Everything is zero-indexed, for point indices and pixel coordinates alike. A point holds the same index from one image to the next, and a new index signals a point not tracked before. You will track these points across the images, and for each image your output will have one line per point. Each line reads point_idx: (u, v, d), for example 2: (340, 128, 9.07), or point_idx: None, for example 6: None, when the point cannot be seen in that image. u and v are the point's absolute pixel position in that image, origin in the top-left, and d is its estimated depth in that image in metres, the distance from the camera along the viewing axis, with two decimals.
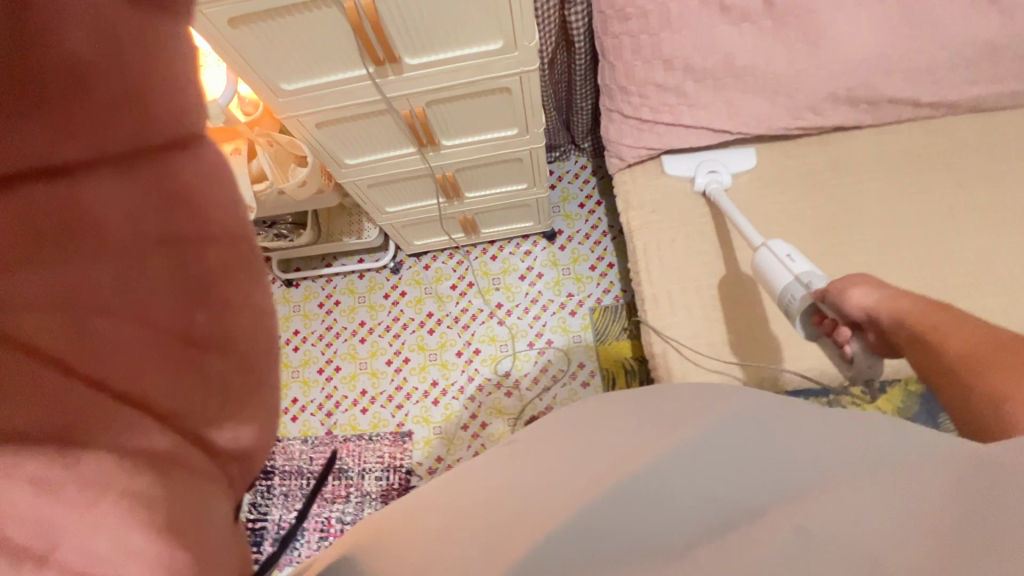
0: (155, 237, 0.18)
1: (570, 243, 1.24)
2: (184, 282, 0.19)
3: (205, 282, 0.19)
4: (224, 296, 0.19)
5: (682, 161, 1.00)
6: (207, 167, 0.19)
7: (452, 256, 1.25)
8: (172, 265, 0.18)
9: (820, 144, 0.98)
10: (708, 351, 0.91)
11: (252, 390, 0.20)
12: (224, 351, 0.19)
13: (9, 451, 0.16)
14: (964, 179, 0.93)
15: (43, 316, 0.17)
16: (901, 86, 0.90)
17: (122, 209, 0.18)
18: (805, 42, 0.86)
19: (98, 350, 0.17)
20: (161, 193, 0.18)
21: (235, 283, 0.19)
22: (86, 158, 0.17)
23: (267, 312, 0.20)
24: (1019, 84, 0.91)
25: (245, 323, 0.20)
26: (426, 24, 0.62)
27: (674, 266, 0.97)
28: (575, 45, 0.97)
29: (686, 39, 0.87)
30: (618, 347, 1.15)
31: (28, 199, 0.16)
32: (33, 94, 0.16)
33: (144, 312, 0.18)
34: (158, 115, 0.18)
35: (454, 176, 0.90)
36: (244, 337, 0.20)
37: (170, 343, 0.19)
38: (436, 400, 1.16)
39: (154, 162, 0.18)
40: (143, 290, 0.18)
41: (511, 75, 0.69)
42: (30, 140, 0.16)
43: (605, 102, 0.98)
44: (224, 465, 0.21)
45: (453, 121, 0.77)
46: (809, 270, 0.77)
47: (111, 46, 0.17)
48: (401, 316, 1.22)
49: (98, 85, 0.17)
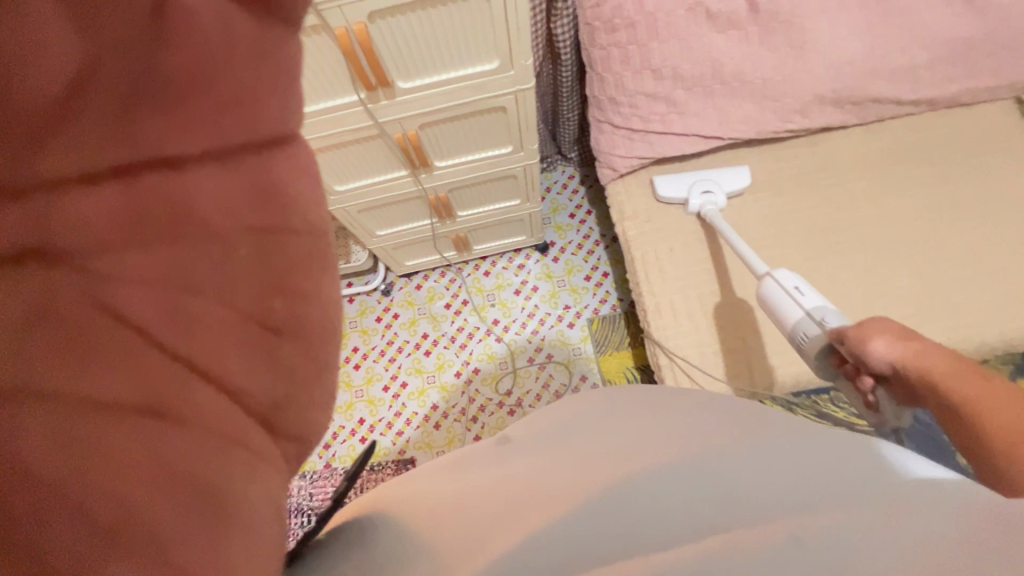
0: (244, 226, 0.25)
1: (563, 254, 1.30)
2: (265, 267, 0.25)
3: (281, 270, 0.25)
4: (296, 286, 0.26)
5: (674, 182, 1.00)
6: (289, 172, 0.26)
7: (444, 275, 1.31)
8: (255, 249, 0.25)
9: (808, 144, 1.02)
10: (714, 361, 0.91)
11: (316, 349, 0.27)
12: (296, 321, 0.26)
13: (126, 397, 0.22)
14: (947, 174, 0.97)
15: (156, 281, 0.23)
16: (884, 86, 0.93)
17: (219, 205, 0.24)
18: (791, 47, 0.88)
19: (198, 318, 0.24)
20: (254, 189, 0.25)
21: (303, 274, 0.26)
22: (196, 158, 0.24)
23: (325, 305, 0.27)
24: (993, 79, 0.95)
25: (308, 314, 0.26)
26: (419, 48, 0.60)
27: (671, 273, 0.98)
28: (562, 57, 0.98)
29: (675, 48, 0.87)
30: (619, 357, 1.20)
31: (151, 187, 0.23)
32: (170, 106, 0.24)
33: (231, 294, 0.24)
34: (256, 126, 0.25)
35: (446, 197, 0.93)
36: (306, 325, 0.26)
37: (250, 326, 0.25)
38: (436, 424, 1.20)
39: (250, 162, 0.25)
40: (231, 271, 0.25)
41: (507, 93, 0.68)
42: (162, 139, 0.23)
43: (595, 113, 0.99)
44: (281, 445, 0.26)
45: (446, 141, 0.78)
46: (819, 307, 0.75)
47: (225, 71, 0.24)
48: (395, 339, 1.27)
49: (213, 101, 0.24)
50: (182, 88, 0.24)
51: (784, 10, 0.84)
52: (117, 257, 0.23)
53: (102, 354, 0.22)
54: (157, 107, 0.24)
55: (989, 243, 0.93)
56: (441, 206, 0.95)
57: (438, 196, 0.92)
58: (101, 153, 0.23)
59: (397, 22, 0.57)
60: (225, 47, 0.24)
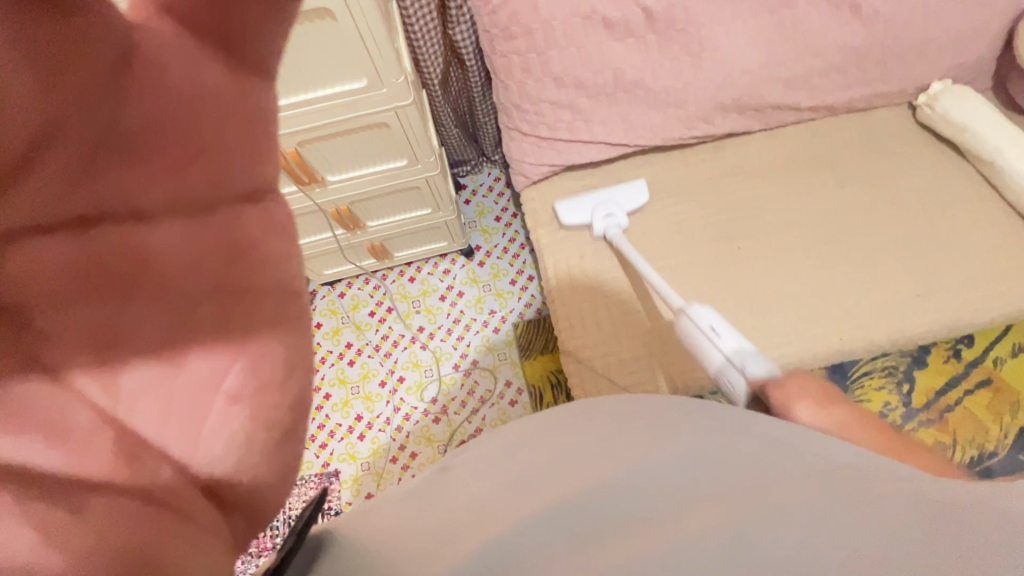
0: (208, 278, 0.23)
1: (489, 259, 1.29)
2: (229, 321, 0.23)
3: (248, 325, 0.24)
4: (260, 343, 0.24)
5: (579, 208, 0.99)
6: (264, 225, 0.25)
7: (368, 283, 1.28)
8: (218, 306, 0.23)
9: (716, 150, 1.04)
10: (620, 367, 0.93)
11: (289, 424, 0.25)
12: (256, 380, 0.24)
13: (66, 461, 0.20)
14: (846, 178, 1.00)
15: (113, 334, 0.22)
16: (782, 93, 0.95)
17: (183, 258, 0.23)
18: (688, 55, 0.89)
19: (153, 372, 0.22)
20: (218, 244, 0.23)
21: (274, 332, 0.24)
22: (161, 209, 0.23)
23: (299, 360, 0.25)
24: (886, 86, 0.98)
25: (274, 371, 0.24)
26: (276, 70, 0.57)
27: (582, 281, 0.98)
28: (467, 62, 0.96)
29: (574, 56, 0.87)
30: (543, 362, 1.20)
31: (113, 237, 0.22)
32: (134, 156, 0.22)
33: (190, 347, 0.23)
34: (229, 178, 0.24)
35: (349, 209, 0.90)
36: (275, 383, 0.24)
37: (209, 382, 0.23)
38: (361, 435, 1.18)
39: (220, 216, 0.24)
40: (194, 323, 0.23)
41: (385, 111, 0.66)
42: (125, 189, 0.22)
43: (504, 120, 0.98)
44: (231, 519, 0.23)
45: (333, 157, 0.75)
46: (737, 349, 0.77)
47: (200, 120, 0.23)
48: (318, 350, 1.24)
49: (187, 150, 0.23)
50: (155, 141, 0.22)
51: (677, 18, 0.86)
52: (60, 312, 0.21)
53: (43, 406, 0.20)
54: (122, 156, 0.22)
55: (883, 246, 0.96)
56: (345, 218, 0.92)
57: (339, 209, 0.89)
58: (49, 202, 0.21)
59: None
60: (194, 97, 0.23)
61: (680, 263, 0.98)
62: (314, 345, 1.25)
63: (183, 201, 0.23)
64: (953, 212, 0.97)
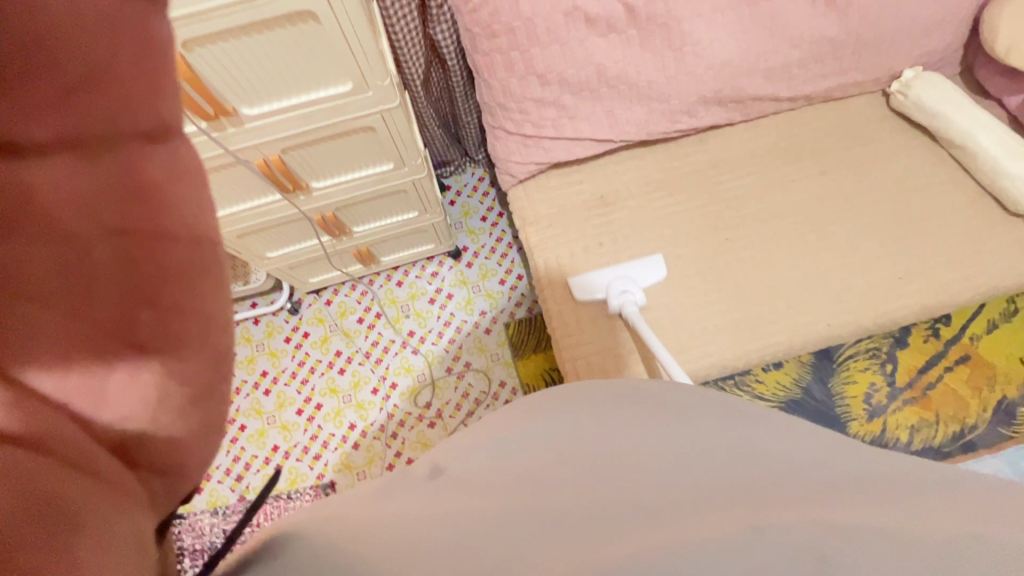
0: (105, 228, 0.17)
1: (477, 259, 1.28)
2: (132, 276, 0.18)
3: (160, 278, 0.18)
4: (177, 300, 0.18)
5: (592, 287, 0.96)
6: (177, 163, 0.19)
7: (355, 289, 1.26)
8: (118, 260, 0.17)
9: (699, 143, 1.04)
10: (616, 363, 0.93)
11: (204, 379, 0.19)
12: (170, 335, 0.18)
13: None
14: (825, 166, 1.02)
15: None
16: (762, 85, 0.97)
17: (76, 198, 0.17)
18: (670, 49, 0.89)
19: (21, 345, 0.16)
20: (119, 184, 0.18)
21: (192, 289, 0.19)
22: (49, 142, 0.17)
23: (220, 319, 0.20)
24: (860, 75, 1.01)
25: (193, 329, 0.19)
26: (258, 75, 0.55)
27: (574, 279, 0.98)
28: (448, 61, 0.95)
29: (558, 53, 0.87)
30: (537, 361, 1.20)
31: None
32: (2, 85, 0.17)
33: (86, 312, 0.17)
34: (132, 107, 0.18)
35: (335, 216, 0.88)
36: (190, 342, 0.19)
37: (105, 347, 0.17)
38: (355, 444, 1.17)
39: (121, 153, 0.18)
40: (86, 283, 0.17)
41: (371, 114, 0.64)
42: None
43: (489, 119, 0.97)
44: (145, 480, 0.19)
45: (318, 163, 0.73)
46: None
47: (85, 36, 0.18)
48: (306, 360, 1.22)
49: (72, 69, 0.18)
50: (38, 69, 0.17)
51: (658, 12, 0.86)
52: None
53: None
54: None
55: (865, 231, 0.99)
56: (332, 225, 0.90)
57: (326, 215, 0.87)
58: None
59: (218, 50, 0.52)
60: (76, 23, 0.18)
61: (669, 256, 0.98)
62: (299, 356, 1.22)
63: (68, 137, 0.17)
64: (930, 195, 1.00)
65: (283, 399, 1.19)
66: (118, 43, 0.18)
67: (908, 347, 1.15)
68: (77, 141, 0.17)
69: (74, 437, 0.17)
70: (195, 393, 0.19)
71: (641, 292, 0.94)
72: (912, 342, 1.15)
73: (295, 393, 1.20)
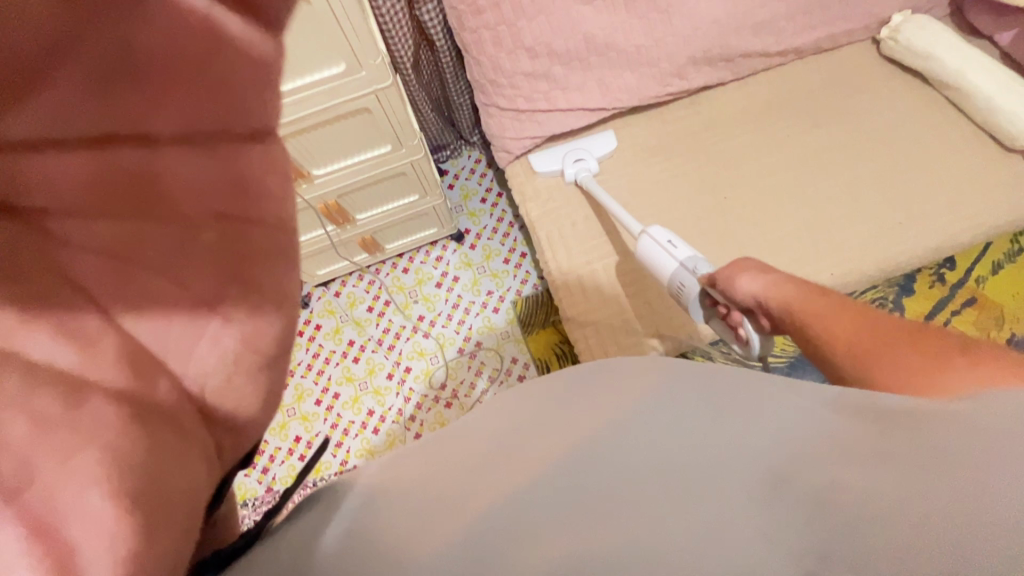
0: (211, 214, 0.19)
1: (480, 240, 1.30)
2: (225, 258, 0.19)
3: (243, 261, 0.20)
4: (259, 282, 0.20)
5: (549, 158, 1.03)
6: (272, 161, 0.20)
7: (363, 279, 1.28)
8: (221, 242, 0.19)
9: (691, 105, 1.05)
10: (624, 326, 0.95)
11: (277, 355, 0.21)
12: (252, 316, 0.20)
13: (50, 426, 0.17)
14: (820, 118, 1.03)
15: (102, 261, 0.18)
16: (751, 41, 0.97)
17: (189, 187, 0.19)
18: (657, 12, 0.90)
19: (136, 300, 0.19)
20: (227, 179, 0.19)
21: (272, 273, 0.20)
22: (169, 131, 0.19)
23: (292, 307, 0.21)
24: (848, 23, 1.01)
25: (269, 314, 0.20)
26: None
27: (575, 248, 1.00)
28: (436, 43, 0.96)
29: (545, 24, 0.87)
30: (547, 335, 1.22)
31: (116, 157, 0.18)
32: (138, 75, 0.18)
33: (187, 286, 0.19)
34: (242, 111, 0.19)
35: (337, 203, 0.90)
36: (265, 331, 0.20)
37: (197, 314, 0.19)
38: (375, 429, 1.19)
39: (228, 150, 0.19)
40: (190, 261, 0.19)
41: (366, 95, 0.65)
42: (125, 105, 0.18)
43: (481, 98, 0.98)
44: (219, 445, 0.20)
45: (318, 150, 0.75)
46: (690, 256, 0.80)
47: (209, 44, 0.18)
48: (321, 352, 1.24)
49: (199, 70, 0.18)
50: (161, 67, 0.18)
51: None
52: (74, 225, 0.18)
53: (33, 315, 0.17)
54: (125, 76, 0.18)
55: (863, 180, 0.99)
56: (336, 212, 0.92)
57: (329, 203, 0.89)
58: (53, 116, 0.17)
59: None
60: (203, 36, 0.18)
61: (669, 220, 0.99)
62: (313, 348, 1.24)
63: (188, 133, 0.19)
64: (927, 139, 1.00)
65: (301, 391, 1.22)
66: (237, 58, 0.19)
67: (914, 293, 1.17)
68: (191, 136, 0.19)
69: (171, 400, 0.19)
70: (269, 366, 0.21)
71: (595, 161, 1.01)
72: (917, 289, 1.17)
73: (312, 384, 1.22)
